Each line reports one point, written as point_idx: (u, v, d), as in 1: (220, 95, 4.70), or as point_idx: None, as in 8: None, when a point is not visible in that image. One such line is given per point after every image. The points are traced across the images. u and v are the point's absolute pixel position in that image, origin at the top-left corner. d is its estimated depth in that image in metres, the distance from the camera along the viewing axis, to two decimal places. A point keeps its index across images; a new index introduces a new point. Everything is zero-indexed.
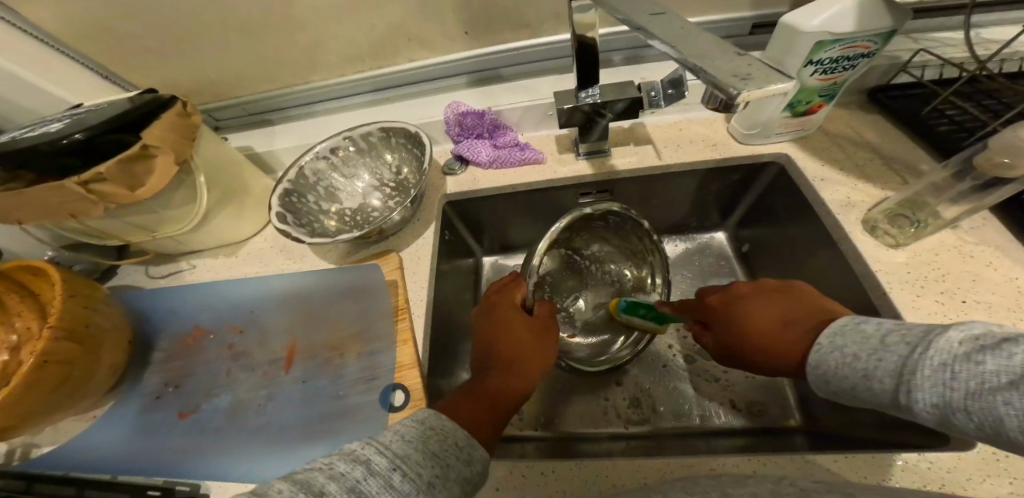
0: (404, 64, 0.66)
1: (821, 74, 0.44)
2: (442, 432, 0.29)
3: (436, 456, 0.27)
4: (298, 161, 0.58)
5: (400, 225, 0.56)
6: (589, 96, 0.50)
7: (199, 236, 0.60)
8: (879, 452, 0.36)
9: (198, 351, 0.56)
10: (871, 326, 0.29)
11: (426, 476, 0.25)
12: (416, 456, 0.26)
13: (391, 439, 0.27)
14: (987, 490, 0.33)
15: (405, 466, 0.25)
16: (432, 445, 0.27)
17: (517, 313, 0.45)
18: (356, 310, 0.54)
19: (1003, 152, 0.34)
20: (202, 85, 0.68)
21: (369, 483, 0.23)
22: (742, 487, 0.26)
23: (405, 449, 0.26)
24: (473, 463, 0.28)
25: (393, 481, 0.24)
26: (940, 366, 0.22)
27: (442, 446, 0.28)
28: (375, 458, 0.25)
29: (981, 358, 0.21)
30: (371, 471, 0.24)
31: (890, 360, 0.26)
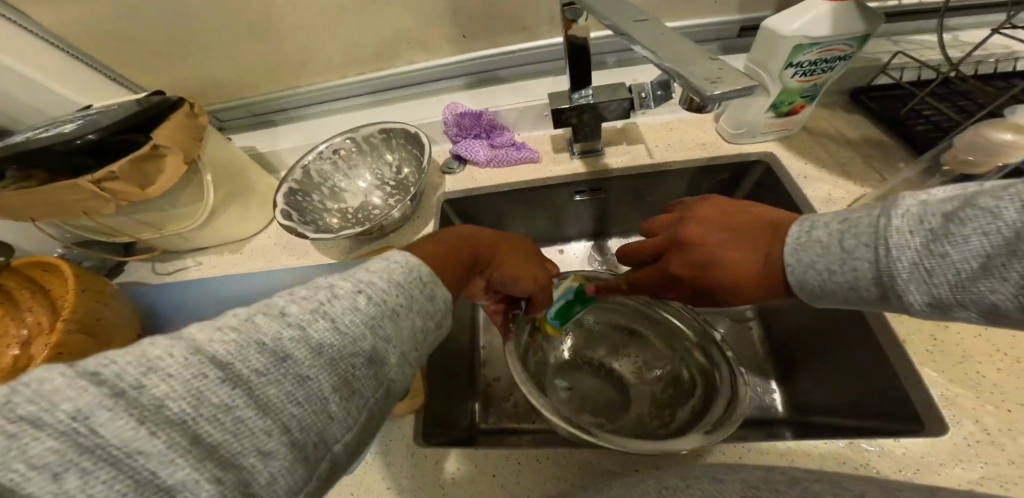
0: (404, 66, 0.68)
1: (802, 76, 0.46)
2: (405, 266, 0.28)
3: (399, 285, 0.26)
4: (302, 160, 0.60)
5: (400, 221, 0.58)
6: (583, 97, 0.53)
7: (205, 233, 0.61)
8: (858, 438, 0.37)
9: None
10: (815, 234, 0.30)
11: (392, 303, 0.25)
12: (381, 284, 0.25)
13: (352, 272, 0.26)
14: (962, 476, 0.34)
15: (370, 291, 0.24)
16: (397, 278, 0.26)
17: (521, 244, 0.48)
18: None
19: (969, 149, 0.36)
20: (207, 87, 0.70)
21: (333, 305, 0.22)
22: (730, 469, 0.26)
23: (368, 278, 0.25)
24: (436, 299, 0.28)
25: (360, 304, 0.23)
26: (918, 256, 0.24)
27: (407, 278, 0.27)
28: (337, 285, 0.24)
29: (940, 249, 0.23)
30: (334, 294, 0.23)
31: (862, 264, 0.27)
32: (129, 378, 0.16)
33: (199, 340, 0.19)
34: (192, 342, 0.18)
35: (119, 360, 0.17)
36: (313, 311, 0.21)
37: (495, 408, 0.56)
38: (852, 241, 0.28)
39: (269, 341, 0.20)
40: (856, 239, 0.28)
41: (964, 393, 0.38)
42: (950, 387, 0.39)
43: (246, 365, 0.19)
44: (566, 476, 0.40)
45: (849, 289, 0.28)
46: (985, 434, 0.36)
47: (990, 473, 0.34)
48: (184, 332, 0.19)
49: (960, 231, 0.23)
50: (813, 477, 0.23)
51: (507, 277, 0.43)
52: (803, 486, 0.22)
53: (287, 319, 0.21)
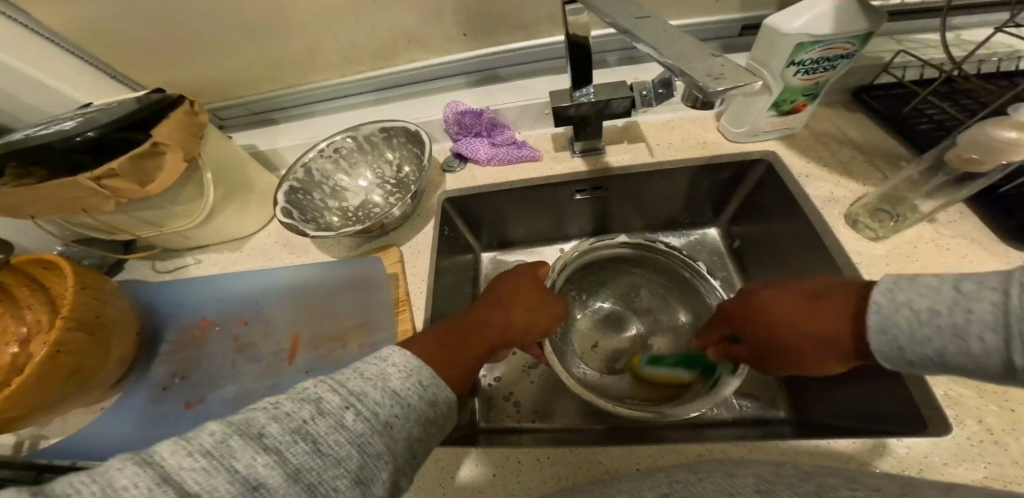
0: (405, 65, 0.68)
1: (803, 74, 0.46)
2: (404, 370, 0.28)
3: (394, 395, 0.27)
4: (303, 156, 0.60)
5: (401, 220, 0.58)
6: (584, 96, 0.53)
7: (205, 232, 0.61)
8: (861, 438, 0.37)
9: (205, 343, 0.58)
10: (930, 280, 0.27)
11: (382, 417, 0.25)
12: (372, 396, 0.26)
13: (346, 379, 0.27)
14: (963, 475, 0.34)
15: (358, 405, 0.25)
16: (390, 384, 0.27)
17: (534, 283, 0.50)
18: (357, 303, 0.56)
19: (971, 148, 0.36)
20: (208, 85, 0.70)
21: (316, 424, 0.23)
22: (741, 472, 0.26)
23: (360, 387, 0.26)
24: (437, 404, 0.29)
25: (344, 421, 0.24)
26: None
27: (402, 385, 0.27)
28: (326, 398, 0.25)
29: None
30: (320, 411, 0.24)
31: (978, 310, 0.24)
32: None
33: (172, 466, 0.20)
34: (165, 469, 0.20)
35: (93, 488, 0.18)
36: (293, 432, 0.22)
37: (495, 407, 0.56)
38: (973, 295, 0.25)
39: (243, 467, 0.20)
40: (983, 296, 0.24)
41: (966, 393, 0.38)
42: (952, 387, 0.39)
43: (214, 495, 0.19)
44: (569, 476, 0.40)
45: (958, 344, 0.25)
46: (988, 434, 0.36)
47: (993, 473, 0.34)
48: (157, 454, 0.20)
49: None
50: (831, 477, 0.23)
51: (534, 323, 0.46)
52: (821, 486, 0.22)
53: (265, 442, 0.22)
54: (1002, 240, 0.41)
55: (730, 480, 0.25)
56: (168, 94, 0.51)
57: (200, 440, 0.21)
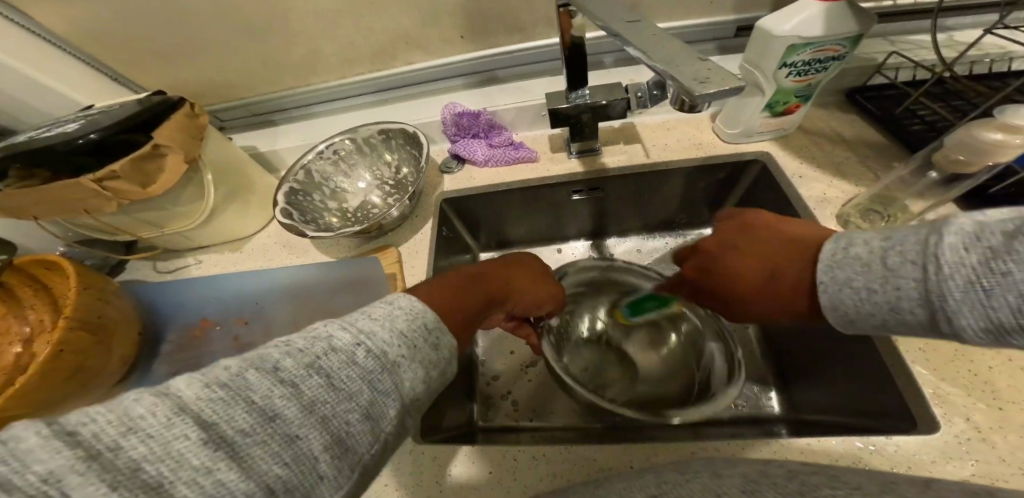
0: (403, 67, 0.69)
1: (795, 76, 0.46)
2: (411, 313, 0.28)
3: (403, 335, 0.26)
4: (302, 159, 0.61)
5: (399, 221, 0.59)
6: (580, 97, 0.53)
7: (206, 232, 0.62)
8: (850, 436, 0.37)
9: (206, 343, 0.59)
10: (858, 251, 0.28)
11: (392, 356, 0.25)
12: (382, 336, 0.25)
13: (356, 319, 0.26)
14: (950, 472, 0.34)
15: (370, 343, 0.24)
16: (398, 325, 0.27)
17: (530, 263, 0.48)
18: (356, 303, 0.57)
19: (959, 150, 0.36)
20: (208, 87, 0.70)
21: (328, 359, 0.23)
22: (734, 470, 0.26)
23: (370, 327, 0.26)
24: (441, 348, 0.28)
25: (356, 358, 0.23)
26: (978, 279, 0.21)
27: (410, 326, 0.27)
28: (338, 335, 0.24)
29: (1003, 267, 0.20)
30: (332, 347, 0.23)
31: (905, 284, 0.25)
32: (107, 439, 0.17)
33: (187, 398, 0.19)
34: (180, 400, 0.19)
35: (102, 419, 0.18)
36: (307, 366, 0.22)
37: (493, 406, 0.56)
38: (902, 264, 0.25)
39: (258, 400, 0.20)
40: (911, 266, 0.24)
41: (955, 391, 0.38)
42: (941, 385, 0.39)
43: (232, 425, 0.19)
44: (563, 474, 0.40)
45: (895, 317, 0.26)
46: (975, 432, 0.36)
47: (980, 470, 0.34)
48: (170, 387, 0.20)
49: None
50: (816, 475, 0.23)
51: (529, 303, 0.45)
52: (805, 482, 0.22)
53: (279, 375, 0.21)
54: None
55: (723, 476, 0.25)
56: (169, 97, 0.51)
57: (213, 373, 0.20)
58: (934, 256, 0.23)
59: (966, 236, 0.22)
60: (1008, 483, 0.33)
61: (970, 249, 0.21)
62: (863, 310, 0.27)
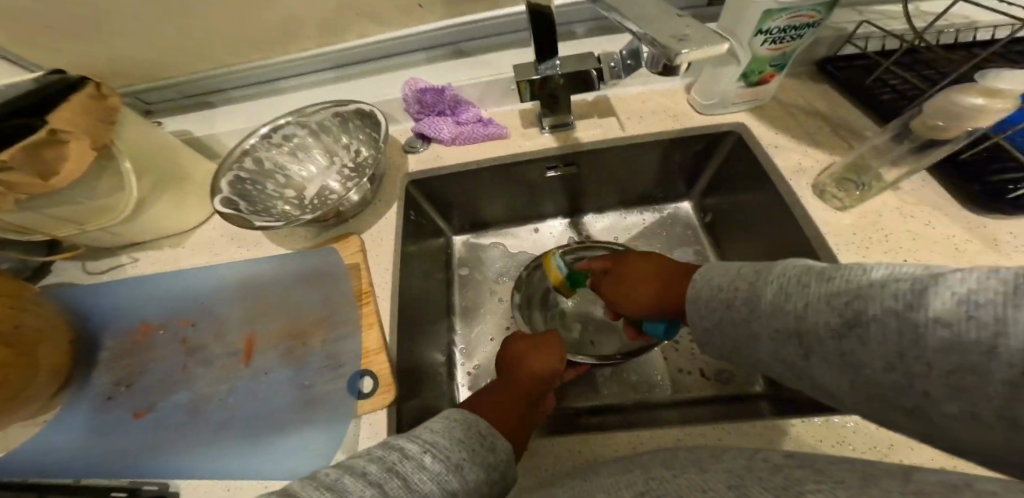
0: (355, 40, 0.62)
1: (770, 44, 0.45)
2: (463, 422, 0.33)
3: (461, 442, 0.31)
4: (243, 143, 0.54)
5: (360, 205, 0.54)
6: (550, 69, 0.49)
7: (136, 229, 0.55)
8: (833, 415, 0.38)
9: (148, 348, 0.52)
10: (729, 271, 0.34)
11: (453, 458, 0.30)
12: (441, 443, 0.30)
13: (423, 433, 0.32)
14: (935, 450, 0.35)
15: (434, 448, 0.30)
16: (454, 434, 0.32)
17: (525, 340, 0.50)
18: (317, 297, 0.52)
19: (939, 116, 0.35)
20: (123, 65, 0.61)
21: (404, 464, 0.28)
22: (720, 462, 0.24)
23: (433, 438, 0.31)
24: (496, 451, 0.32)
25: (424, 463, 0.28)
26: (776, 323, 0.27)
27: (464, 433, 0.32)
28: (408, 446, 0.30)
29: (799, 286, 0.26)
30: (405, 455, 0.29)
31: (743, 297, 0.31)
32: None
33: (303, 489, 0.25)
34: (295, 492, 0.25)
35: None
36: (388, 469, 0.27)
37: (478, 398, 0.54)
38: (737, 297, 0.31)
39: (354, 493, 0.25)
40: (741, 301, 0.31)
41: None
42: None
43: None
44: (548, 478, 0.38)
45: (756, 352, 0.30)
46: None
47: None
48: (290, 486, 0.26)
49: (878, 301, 0.21)
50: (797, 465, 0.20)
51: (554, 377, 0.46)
52: None
53: (367, 476, 0.26)
54: (964, 208, 0.41)
55: (711, 470, 0.23)
56: (69, 77, 0.44)
57: (319, 480, 0.26)
58: (754, 299, 0.30)
59: (779, 276, 0.29)
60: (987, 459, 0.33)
61: (776, 288, 0.28)
62: (732, 318, 0.31)
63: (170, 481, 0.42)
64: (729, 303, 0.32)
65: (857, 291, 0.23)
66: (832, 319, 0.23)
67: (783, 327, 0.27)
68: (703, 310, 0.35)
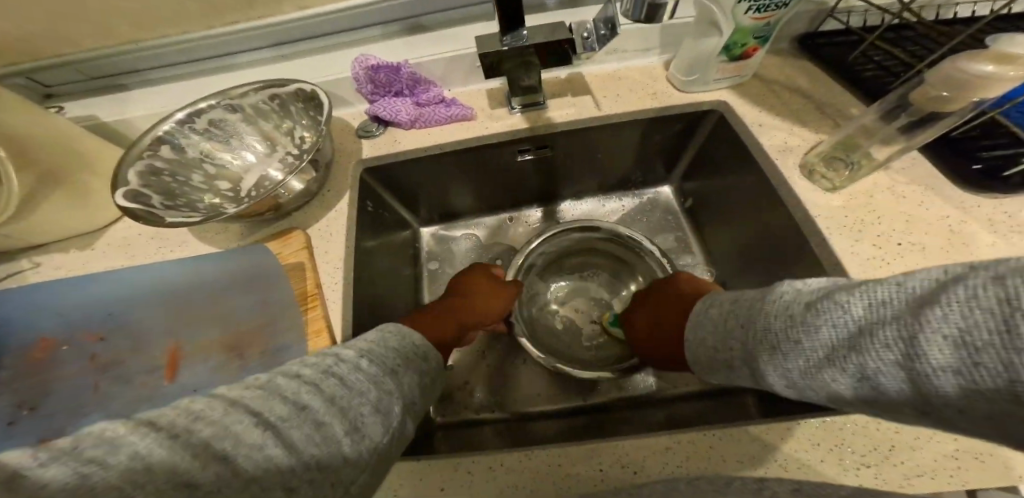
0: (295, 13, 0.54)
1: (754, 12, 0.41)
2: (395, 333, 0.31)
3: (397, 353, 0.29)
4: (155, 129, 0.45)
5: (304, 197, 0.47)
6: (514, 40, 0.43)
7: (30, 229, 0.46)
8: (832, 414, 0.35)
9: (51, 367, 0.45)
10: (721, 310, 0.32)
11: (388, 364, 0.27)
12: (376, 351, 0.28)
13: (353, 343, 0.28)
14: (937, 448, 0.33)
15: (369, 355, 0.27)
16: (389, 344, 0.29)
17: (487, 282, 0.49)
18: (253, 302, 0.45)
19: (942, 84, 0.32)
20: (6, 39, 0.50)
21: (340, 366, 0.24)
22: (726, 492, 0.24)
23: (366, 345, 0.28)
24: (429, 359, 0.31)
25: (359, 365, 0.25)
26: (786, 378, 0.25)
27: (397, 344, 0.30)
28: (341, 352, 0.26)
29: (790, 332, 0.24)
30: (339, 359, 0.25)
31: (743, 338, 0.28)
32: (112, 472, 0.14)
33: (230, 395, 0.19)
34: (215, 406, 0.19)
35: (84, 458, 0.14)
36: (324, 372, 0.23)
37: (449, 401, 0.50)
38: (736, 342, 0.29)
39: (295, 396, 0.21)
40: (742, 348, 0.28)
41: None
42: None
43: (272, 414, 0.19)
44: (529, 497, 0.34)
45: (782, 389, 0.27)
46: None
47: (962, 440, 0.32)
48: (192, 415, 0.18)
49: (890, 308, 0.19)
50: None
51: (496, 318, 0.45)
52: None
53: (303, 378, 0.22)
54: (955, 187, 0.39)
55: None
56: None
57: (247, 382, 0.21)
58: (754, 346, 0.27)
59: (770, 317, 0.26)
60: (991, 457, 0.32)
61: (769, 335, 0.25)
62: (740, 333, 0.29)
63: None
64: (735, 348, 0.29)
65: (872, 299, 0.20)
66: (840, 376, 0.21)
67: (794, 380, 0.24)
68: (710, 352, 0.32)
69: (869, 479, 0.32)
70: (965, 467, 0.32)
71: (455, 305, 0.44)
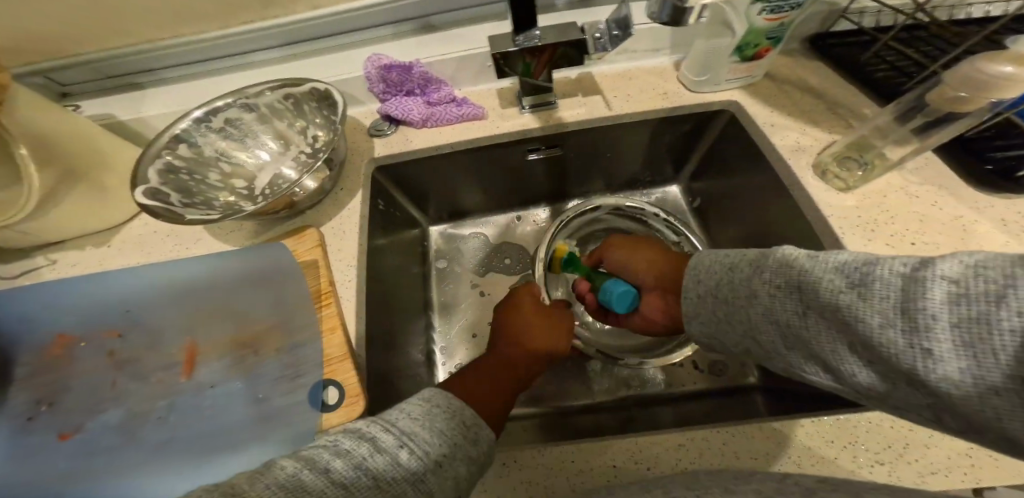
0: (308, 12, 0.55)
1: (769, 12, 0.41)
2: (447, 410, 0.28)
3: (443, 434, 0.26)
4: (172, 127, 0.46)
5: (317, 195, 0.47)
6: (528, 41, 0.44)
7: (44, 226, 0.46)
8: (845, 412, 0.35)
9: (69, 363, 0.45)
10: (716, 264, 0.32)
11: (431, 453, 0.25)
12: (421, 435, 0.26)
13: (396, 418, 0.27)
14: (950, 446, 0.33)
15: (412, 443, 0.25)
16: (437, 423, 0.27)
17: (538, 311, 0.45)
18: (268, 299, 0.45)
19: (960, 85, 0.32)
20: (24, 38, 0.51)
21: (376, 459, 0.23)
22: (745, 485, 0.24)
23: (410, 427, 0.26)
24: (480, 443, 0.28)
25: (399, 458, 0.24)
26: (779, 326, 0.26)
27: (448, 424, 0.27)
28: (381, 436, 0.24)
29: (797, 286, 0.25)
30: (377, 447, 0.24)
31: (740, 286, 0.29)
32: None
33: (255, 494, 0.20)
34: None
35: None
36: (356, 466, 0.22)
37: None
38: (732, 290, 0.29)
39: (318, 497, 0.20)
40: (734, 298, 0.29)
41: None
42: None
43: None
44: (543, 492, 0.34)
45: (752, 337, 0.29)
46: None
47: (975, 440, 0.33)
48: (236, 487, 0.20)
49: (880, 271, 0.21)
50: None
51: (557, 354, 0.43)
52: None
53: (332, 473, 0.22)
54: (968, 187, 0.39)
55: None
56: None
57: (273, 473, 0.21)
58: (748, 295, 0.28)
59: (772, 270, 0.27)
60: (1005, 456, 0.32)
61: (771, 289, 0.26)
62: (723, 291, 0.30)
63: None
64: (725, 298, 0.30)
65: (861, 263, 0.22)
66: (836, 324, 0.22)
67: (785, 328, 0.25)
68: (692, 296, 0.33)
69: (883, 476, 0.32)
70: (979, 465, 0.32)
71: (518, 345, 0.41)
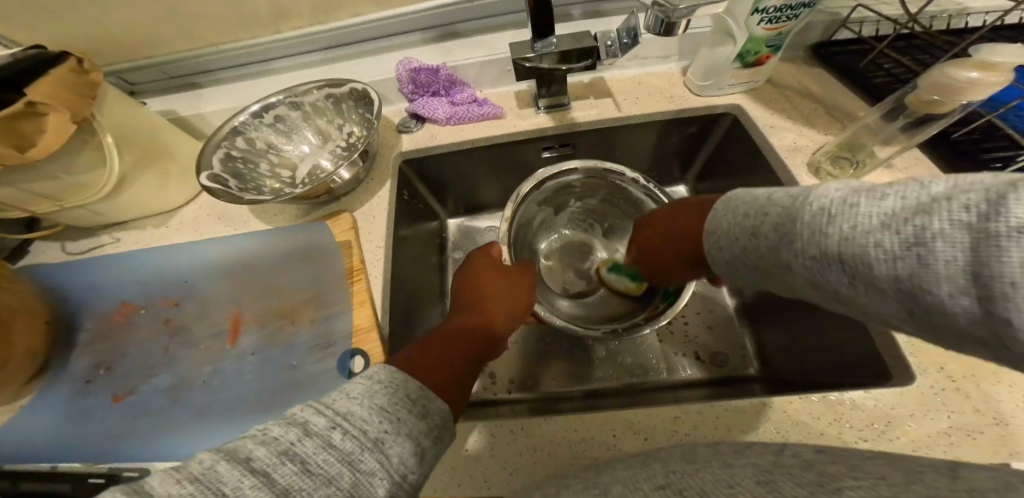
0: (348, 20, 0.60)
1: (767, 23, 0.44)
2: (389, 385, 0.26)
3: (383, 410, 0.24)
4: (231, 120, 0.52)
5: (352, 183, 0.53)
6: (546, 46, 0.48)
7: (116, 206, 0.52)
8: (831, 392, 0.38)
9: (129, 330, 0.51)
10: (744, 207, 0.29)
11: (372, 432, 0.23)
12: (359, 413, 0.23)
13: (333, 399, 0.24)
14: (929, 424, 0.35)
15: (346, 424, 0.22)
16: (376, 399, 0.24)
17: (490, 270, 0.47)
18: (306, 276, 0.51)
19: (932, 90, 0.36)
20: (104, 42, 0.58)
21: (304, 445, 0.21)
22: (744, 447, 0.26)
23: (347, 407, 0.23)
24: (430, 416, 0.26)
25: (332, 441, 0.21)
26: (811, 259, 0.23)
27: (389, 400, 0.25)
28: (313, 419, 0.22)
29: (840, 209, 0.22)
30: (307, 432, 0.21)
31: (775, 212, 0.26)
32: None
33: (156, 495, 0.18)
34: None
35: None
36: (280, 454, 0.20)
37: None
38: (763, 232, 0.27)
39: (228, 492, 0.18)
40: (767, 238, 0.26)
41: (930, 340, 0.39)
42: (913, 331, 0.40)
43: None
44: (551, 457, 0.38)
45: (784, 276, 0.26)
46: (950, 382, 0.37)
47: (951, 419, 0.35)
48: (147, 484, 0.19)
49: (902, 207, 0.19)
50: (829, 461, 0.20)
51: (512, 311, 0.43)
52: (818, 459, 0.21)
53: (252, 466, 0.19)
54: None
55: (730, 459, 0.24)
56: (47, 51, 0.42)
57: (185, 468, 0.19)
58: (783, 233, 0.25)
59: (811, 203, 0.24)
60: (981, 433, 0.34)
61: (806, 222, 0.23)
62: (756, 246, 0.27)
63: (151, 467, 0.42)
64: (754, 232, 0.28)
65: (912, 211, 0.19)
66: (883, 243, 0.19)
67: (820, 260, 0.23)
68: (723, 241, 0.31)
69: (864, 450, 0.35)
70: (955, 441, 0.34)
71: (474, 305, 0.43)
